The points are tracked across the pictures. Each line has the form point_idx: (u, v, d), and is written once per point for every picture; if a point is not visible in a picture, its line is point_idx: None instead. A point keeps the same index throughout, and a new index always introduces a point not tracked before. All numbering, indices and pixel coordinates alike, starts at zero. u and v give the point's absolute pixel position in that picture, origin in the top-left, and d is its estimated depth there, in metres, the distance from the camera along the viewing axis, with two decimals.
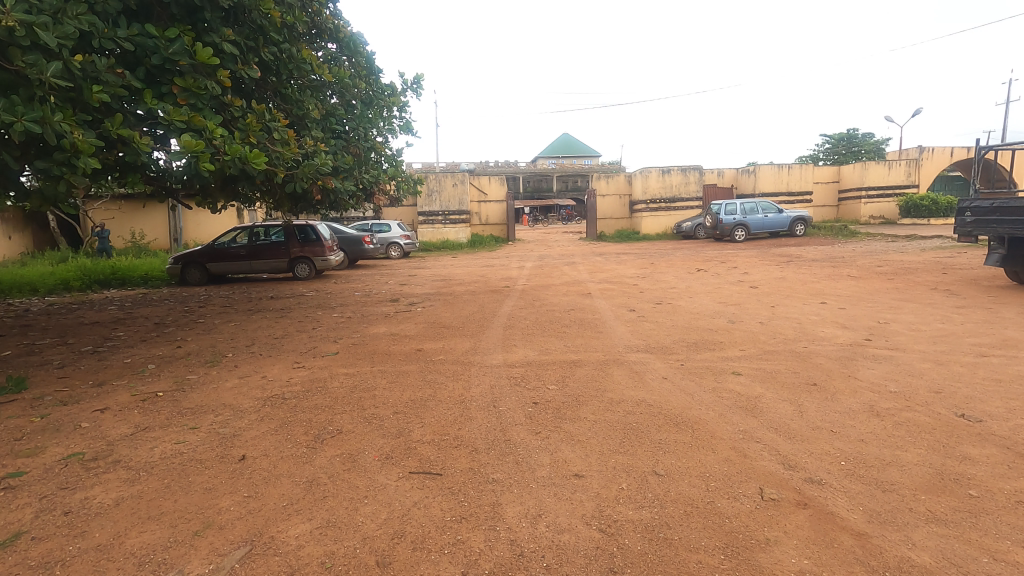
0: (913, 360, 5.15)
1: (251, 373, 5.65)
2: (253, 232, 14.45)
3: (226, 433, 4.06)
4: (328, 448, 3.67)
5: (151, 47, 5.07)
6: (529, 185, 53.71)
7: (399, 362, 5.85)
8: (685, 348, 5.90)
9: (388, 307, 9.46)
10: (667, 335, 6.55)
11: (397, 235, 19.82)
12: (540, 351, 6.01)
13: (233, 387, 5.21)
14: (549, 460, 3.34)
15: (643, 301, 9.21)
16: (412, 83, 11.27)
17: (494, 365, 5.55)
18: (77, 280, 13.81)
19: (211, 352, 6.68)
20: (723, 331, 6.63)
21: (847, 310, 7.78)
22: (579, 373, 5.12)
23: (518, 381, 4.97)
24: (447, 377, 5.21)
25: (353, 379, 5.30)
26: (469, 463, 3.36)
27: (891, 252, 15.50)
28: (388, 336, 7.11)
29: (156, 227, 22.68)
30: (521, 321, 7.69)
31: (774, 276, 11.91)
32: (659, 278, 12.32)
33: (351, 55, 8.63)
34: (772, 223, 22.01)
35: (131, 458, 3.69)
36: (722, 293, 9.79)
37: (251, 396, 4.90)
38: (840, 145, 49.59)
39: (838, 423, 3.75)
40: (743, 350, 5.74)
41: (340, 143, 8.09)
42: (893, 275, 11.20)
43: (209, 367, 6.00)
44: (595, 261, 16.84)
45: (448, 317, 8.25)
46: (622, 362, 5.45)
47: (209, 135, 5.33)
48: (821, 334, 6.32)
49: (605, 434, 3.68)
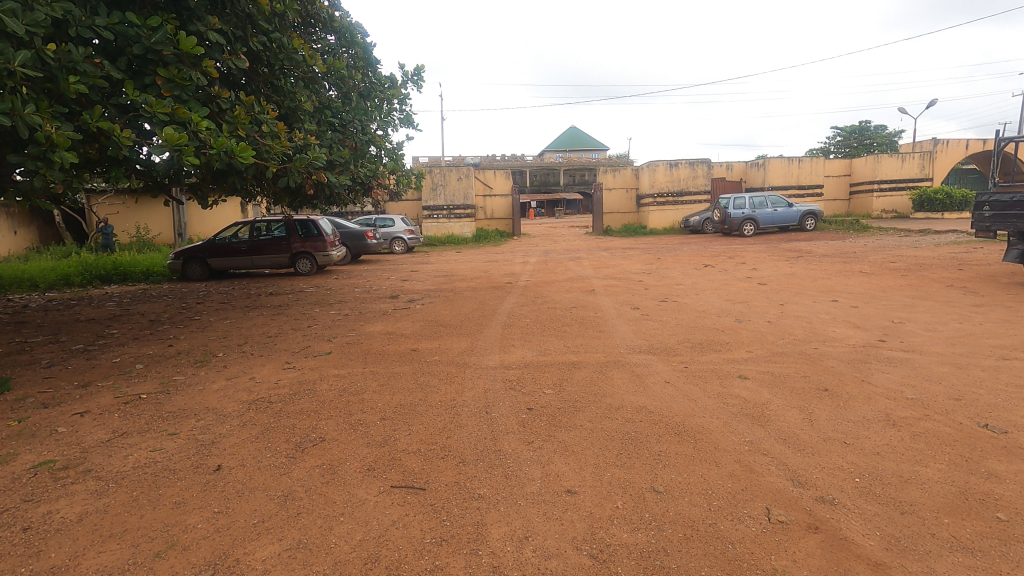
0: (930, 364, 4.89)
1: (239, 374, 5.49)
2: (253, 228, 14.30)
3: (204, 440, 3.89)
4: (308, 458, 3.48)
5: (132, 36, 4.87)
6: (536, 179, 53.45)
7: (393, 362, 5.67)
8: (689, 349, 5.67)
9: (388, 304, 9.28)
10: (672, 335, 6.33)
11: (401, 230, 19.68)
12: (538, 352, 5.79)
13: (220, 389, 5.04)
14: (540, 474, 3.12)
15: (648, 297, 8.98)
16: (412, 75, 11.11)
17: (489, 367, 5.35)
18: (78, 275, 13.74)
19: (201, 351, 6.52)
20: (730, 331, 6.38)
21: (859, 309, 7.51)
22: (577, 376, 4.92)
23: (513, 384, 4.78)
24: (440, 380, 5.01)
25: (345, 380, 5.13)
26: (454, 476, 3.15)
27: (906, 247, 15.09)
28: (384, 335, 6.93)
29: (161, 221, 22.67)
30: (521, 320, 7.46)
31: (784, 272, 11.60)
32: (665, 274, 12.07)
33: (348, 47, 8.48)
34: (783, 217, 21.59)
35: (103, 467, 3.52)
36: (729, 290, 9.53)
37: (236, 399, 4.72)
38: (852, 138, 48.86)
39: (852, 434, 3.51)
40: (750, 351, 5.50)
41: (336, 136, 7.92)
42: (907, 271, 10.87)
43: (198, 367, 5.84)
44: (601, 256, 16.58)
45: (446, 315, 8.05)
46: (622, 364, 5.23)
47: (193, 128, 5.16)
48: (832, 334, 6.06)
49: (602, 445, 3.46)
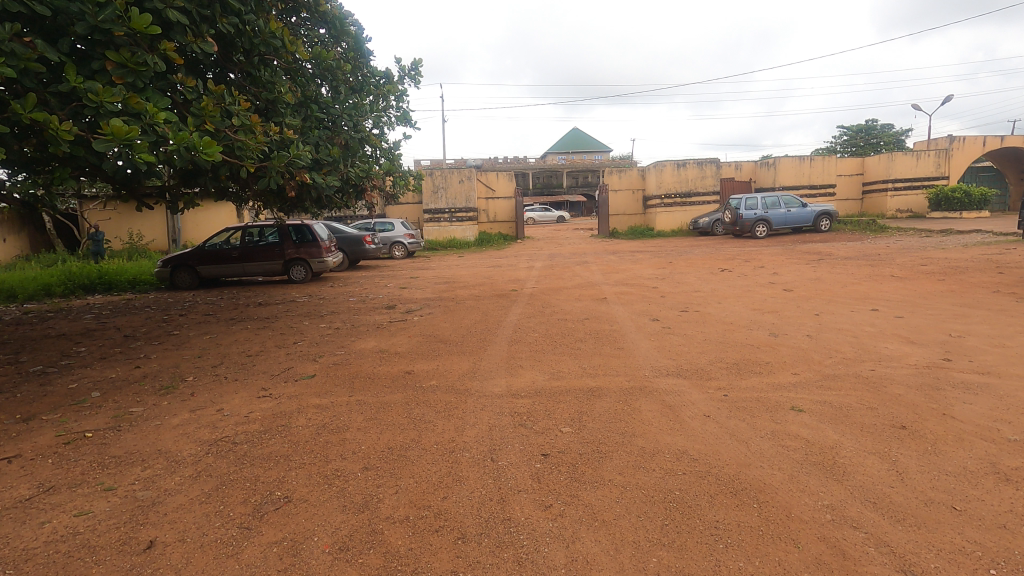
0: (1017, 391, 4.13)
1: (206, 405, 4.75)
2: (245, 233, 13.59)
3: (144, 500, 3.15)
4: (266, 529, 2.75)
5: (75, 13, 4.16)
6: (539, 181, 52.78)
7: (384, 389, 4.94)
8: (724, 371, 4.91)
9: (383, 316, 8.55)
10: (701, 353, 5.57)
11: (401, 234, 18.95)
12: (549, 376, 5.03)
13: (180, 426, 4.30)
14: (564, 560, 2.38)
15: (667, 307, 8.22)
16: (410, 70, 10.46)
17: (495, 396, 4.60)
18: (60, 285, 13.06)
19: (169, 374, 5.76)
20: (767, 348, 5.62)
21: (906, 319, 6.75)
22: (599, 408, 4.18)
23: (522, 419, 4.02)
24: (437, 413, 4.26)
25: (328, 413, 4.38)
26: (452, 562, 2.41)
27: (931, 249, 14.27)
28: (375, 353, 6.18)
29: (155, 227, 22.01)
30: (529, 335, 6.72)
31: (808, 277, 10.81)
32: (680, 279, 11.29)
33: (338, 38, 7.83)
34: (796, 217, 20.76)
35: (8, 541, 2.78)
36: (753, 297, 8.78)
37: (194, 441, 3.99)
38: (858, 137, 48.02)
39: (960, 495, 2.75)
40: (797, 375, 4.74)
41: (325, 133, 7.22)
42: (943, 275, 10.07)
43: (161, 395, 5.10)
44: (609, 260, 15.80)
45: (446, 328, 7.30)
46: (650, 392, 4.49)
47: (149, 121, 4.45)
48: (886, 352, 5.29)
49: (640, 512, 2.71)
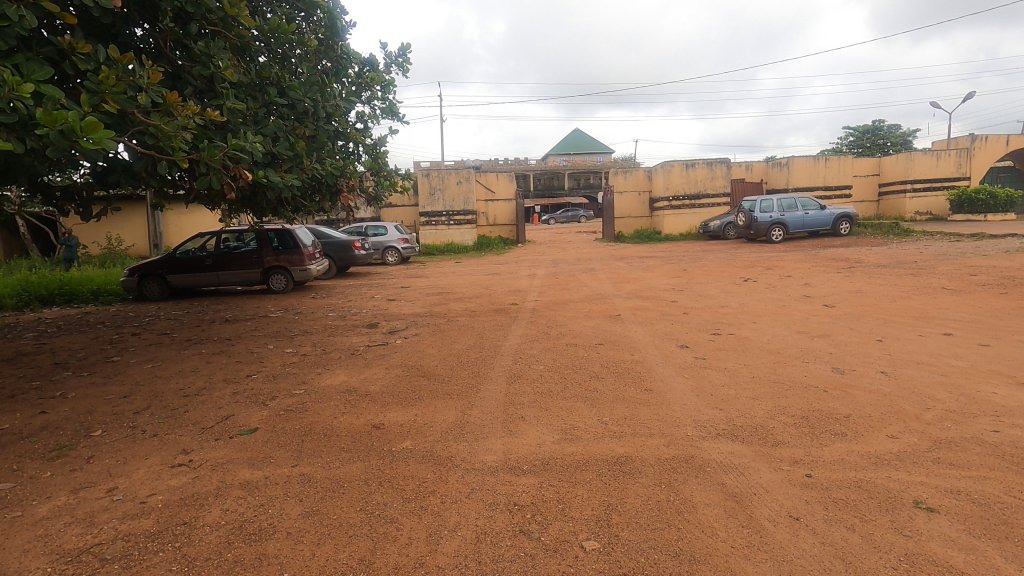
0: None
1: (98, 481, 3.50)
2: (219, 238, 12.35)
3: None
4: None
5: None
6: (539, 183, 51.68)
7: (341, 455, 3.68)
8: (796, 432, 3.68)
9: (362, 338, 7.32)
10: (754, 399, 4.33)
11: (395, 239, 17.72)
12: (561, 437, 3.77)
13: (45, 521, 3.05)
14: None
15: (695, 328, 6.99)
16: (396, 57, 9.28)
17: (487, 470, 3.37)
18: (14, 297, 11.85)
19: (75, 426, 4.51)
20: (838, 393, 4.37)
21: (993, 347, 5.53)
22: (635, 500, 2.93)
23: (525, 522, 2.77)
24: (406, 504, 3.01)
25: (255, 501, 3.14)
26: None
27: (970, 256, 13.02)
28: (341, 395, 4.93)
29: (136, 232, 20.82)
30: (533, 367, 5.50)
31: (847, 289, 9.56)
32: (702, 292, 10.05)
33: (310, 13, 6.58)
34: (815, 221, 19.52)
35: None
36: (793, 315, 7.56)
37: (49, 554, 2.74)
38: (866, 137, 46.77)
39: None
40: (895, 439, 3.51)
41: (288, 122, 6.00)
42: (1003, 288, 8.79)
43: (49, 461, 3.85)
44: (618, 267, 14.56)
45: (433, 357, 6.08)
46: (701, 468, 3.25)
47: (10, 94, 3.20)
48: (1001, 401, 4.04)
49: None
